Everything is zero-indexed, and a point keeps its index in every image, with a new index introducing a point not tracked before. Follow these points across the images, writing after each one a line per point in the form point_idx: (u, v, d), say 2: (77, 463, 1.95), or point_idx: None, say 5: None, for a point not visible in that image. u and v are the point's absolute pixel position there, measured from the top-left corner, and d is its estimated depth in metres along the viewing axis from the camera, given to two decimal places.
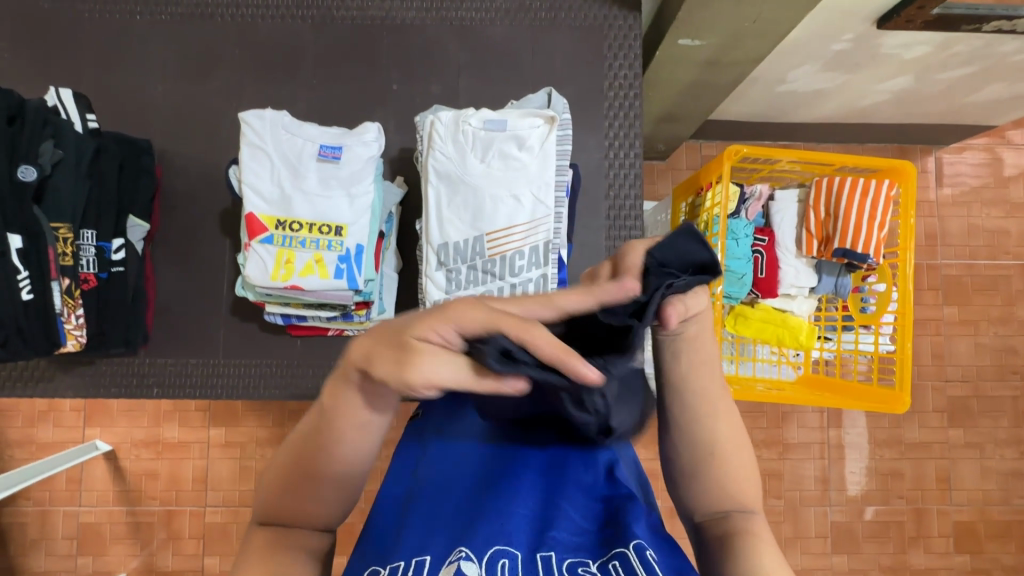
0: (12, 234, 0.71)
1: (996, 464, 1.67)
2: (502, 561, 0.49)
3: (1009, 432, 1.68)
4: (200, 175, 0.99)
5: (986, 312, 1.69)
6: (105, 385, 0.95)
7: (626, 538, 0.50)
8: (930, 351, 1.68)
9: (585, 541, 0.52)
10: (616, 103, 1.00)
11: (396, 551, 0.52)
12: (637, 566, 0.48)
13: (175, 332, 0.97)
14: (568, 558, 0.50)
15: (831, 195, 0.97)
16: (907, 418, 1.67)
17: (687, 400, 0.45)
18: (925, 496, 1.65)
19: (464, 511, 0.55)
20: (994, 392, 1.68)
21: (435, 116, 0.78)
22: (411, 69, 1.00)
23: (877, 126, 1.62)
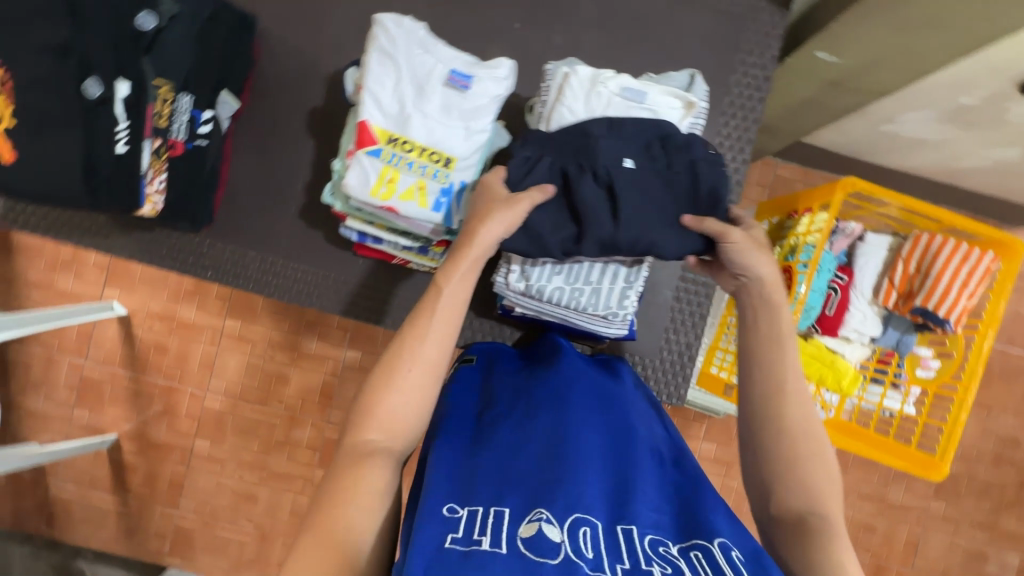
0: (121, 81, 0.69)
1: (965, 542, 1.70)
2: (583, 530, 0.50)
3: (987, 516, 1.71)
4: (295, 67, 0.94)
5: (1004, 399, 1.69)
6: (160, 255, 0.94)
7: (709, 534, 0.51)
8: None
9: (661, 522, 0.54)
10: (736, 105, 0.95)
11: (475, 496, 0.54)
12: (721, 563, 0.48)
13: (240, 221, 0.95)
14: (648, 534, 0.51)
15: (927, 253, 0.94)
16: (896, 480, 1.69)
17: (775, 399, 0.59)
18: (889, 554, 1.69)
19: (539, 467, 0.58)
20: (986, 476, 1.70)
21: (571, 70, 0.74)
22: (537, 8, 0.94)
23: (961, 189, 1.57)
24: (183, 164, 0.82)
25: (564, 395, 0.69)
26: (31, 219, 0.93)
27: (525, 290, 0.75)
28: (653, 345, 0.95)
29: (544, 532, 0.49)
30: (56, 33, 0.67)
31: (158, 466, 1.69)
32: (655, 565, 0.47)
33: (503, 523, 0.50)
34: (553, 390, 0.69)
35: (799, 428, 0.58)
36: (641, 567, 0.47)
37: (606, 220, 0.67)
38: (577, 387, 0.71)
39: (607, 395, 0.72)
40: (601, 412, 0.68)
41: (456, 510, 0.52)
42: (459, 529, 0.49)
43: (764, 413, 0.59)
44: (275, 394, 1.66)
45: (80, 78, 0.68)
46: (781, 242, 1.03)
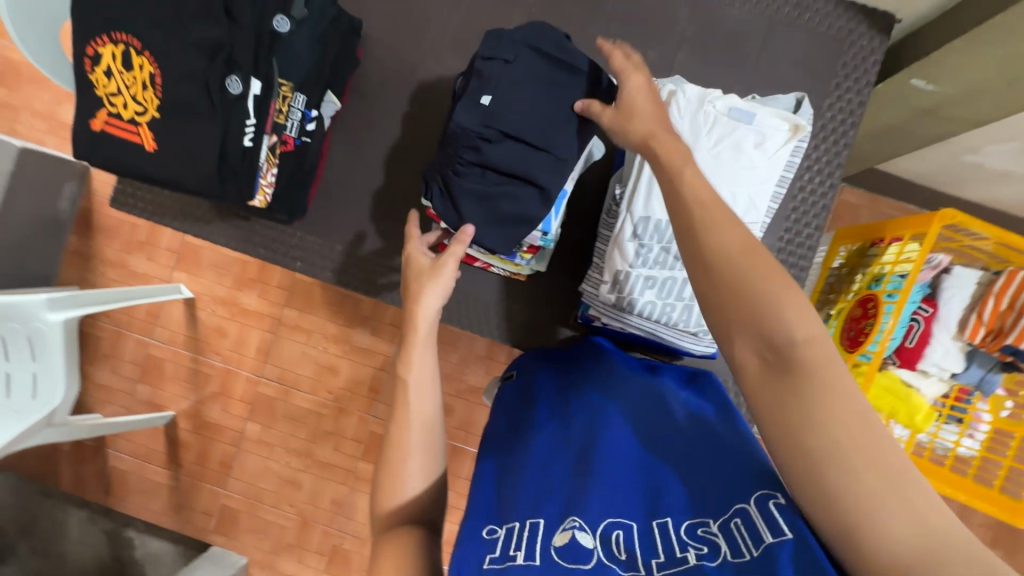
0: (255, 79, 0.73)
1: None
2: (616, 533, 0.52)
3: None
4: (393, 70, 0.98)
5: None
6: (253, 244, 0.99)
7: (745, 497, 0.52)
8: None
9: (698, 497, 0.54)
10: (827, 129, 0.95)
11: (512, 513, 0.57)
12: (757, 523, 0.49)
13: (330, 215, 0.99)
14: (685, 517, 0.53)
15: (1020, 290, 0.92)
16: None
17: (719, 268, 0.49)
18: None
19: (572, 469, 0.59)
20: None
21: (678, 86, 0.74)
22: (631, 24, 0.96)
23: None
24: (291, 159, 0.86)
25: (591, 386, 0.70)
26: (136, 202, 1.00)
27: (615, 301, 0.77)
28: (722, 365, 0.96)
29: (576, 539, 0.51)
30: (209, 32, 0.70)
31: (209, 449, 1.62)
32: (691, 549, 0.49)
33: (538, 536, 0.53)
34: (583, 389, 0.70)
35: (758, 282, 0.47)
36: (676, 556, 0.49)
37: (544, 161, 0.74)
38: (606, 377, 0.71)
39: (637, 374, 0.72)
40: (630, 391, 0.68)
41: (495, 530, 0.56)
42: (496, 548, 0.53)
43: (710, 278, 0.49)
44: (326, 384, 1.59)
45: (225, 75, 0.72)
46: (863, 270, 1.03)
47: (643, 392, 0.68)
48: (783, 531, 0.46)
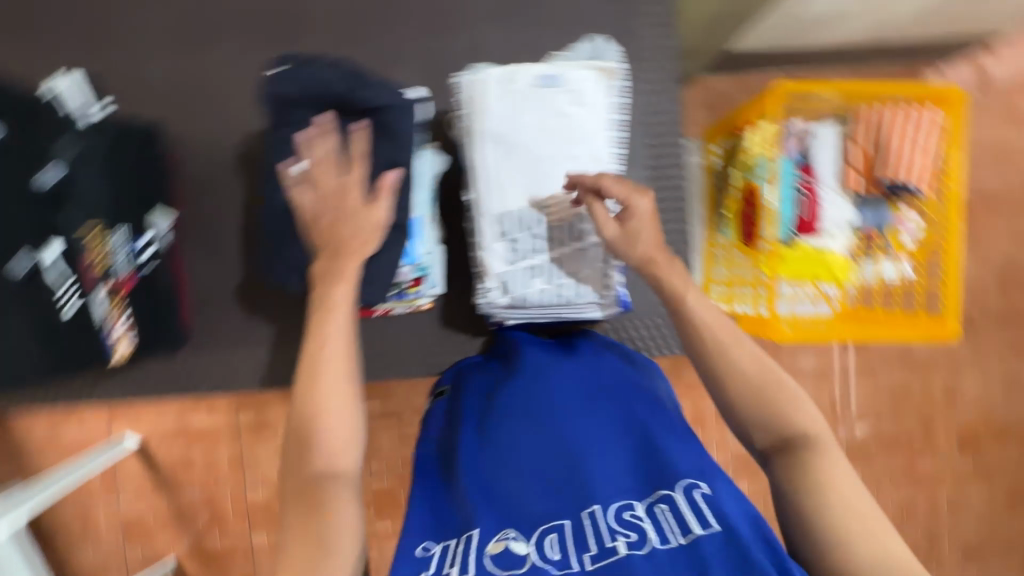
0: (46, 246, 0.83)
1: None
2: (551, 535, 0.56)
3: None
4: (211, 156, 0.90)
5: None
6: (147, 386, 0.91)
7: (674, 484, 0.58)
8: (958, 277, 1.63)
9: (630, 484, 0.60)
10: (654, 46, 0.94)
11: (449, 528, 0.61)
12: (685, 512, 0.55)
13: (214, 326, 0.92)
14: (615, 502, 0.58)
15: (873, 128, 0.97)
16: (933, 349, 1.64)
17: (729, 357, 0.65)
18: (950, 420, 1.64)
19: (508, 477, 0.62)
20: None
21: (479, 75, 0.71)
22: (429, 17, 0.91)
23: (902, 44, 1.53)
24: (143, 292, 0.88)
25: (523, 380, 0.71)
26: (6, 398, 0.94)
27: (511, 303, 0.75)
28: (640, 311, 0.93)
29: (511, 548, 0.55)
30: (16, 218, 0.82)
31: None
32: (620, 534, 0.54)
33: (473, 548, 0.56)
34: (509, 390, 0.71)
35: (757, 373, 0.64)
36: (606, 546, 0.53)
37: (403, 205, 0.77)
38: (528, 372, 0.72)
39: (562, 358, 0.75)
40: (560, 379, 0.71)
41: (429, 548, 0.59)
42: (430, 563, 0.56)
43: (724, 363, 0.65)
44: None
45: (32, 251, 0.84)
46: (736, 164, 1.05)
47: (566, 382, 0.70)
48: (712, 523, 0.53)
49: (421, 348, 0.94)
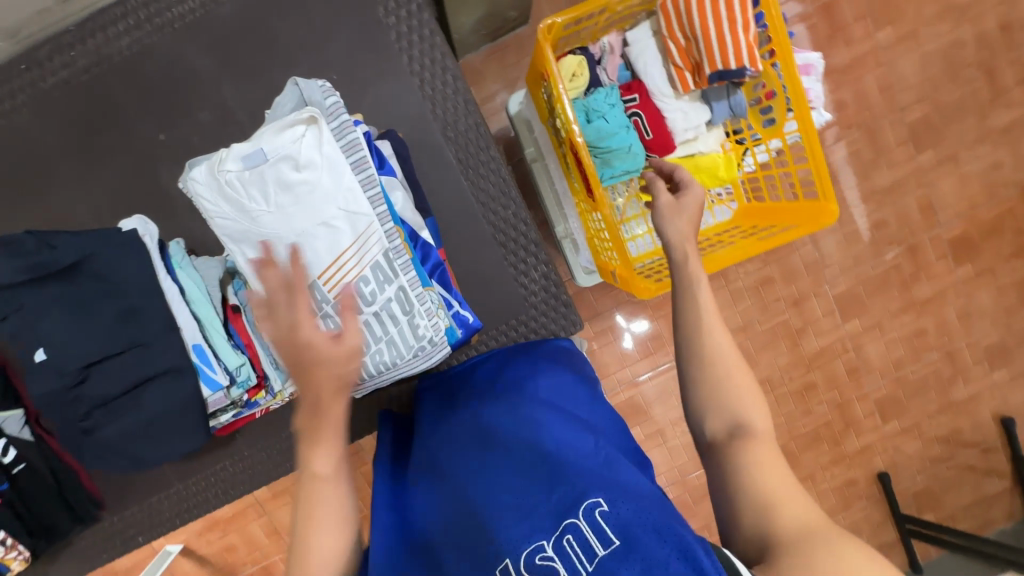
0: None
1: (1006, 177, 1.48)
2: None
3: (1008, 131, 1.46)
4: None
5: (951, 12, 1.40)
6: (92, 555, 0.95)
7: (574, 508, 0.54)
8: (900, 89, 1.42)
9: (536, 519, 0.55)
10: (402, 34, 0.82)
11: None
12: (588, 537, 0.51)
13: (123, 483, 0.94)
14: (523, 547, 0.53)
15: (681, 15, 0.81)
16: (902, 179, 1.45)
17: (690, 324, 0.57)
18: (936, 246, 1.49)
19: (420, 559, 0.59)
20: (986, 100, 1.44)
21: (190, 179, 0.64)
22: (162, 106, 0.83)
23: None
24: (21, 487, 0.84)
25: (427, 447, 0.69)
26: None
27: (340, 387, 0.72)
28: (516, 304, 0.90)
29: None
30: None
31: None
32: None
33: None
34: (428, 450, 0.68)
35: (721, 345, 0.55)
36: None
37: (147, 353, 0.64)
38: (456, 418, 0.70)
39: (459, 408, 0.72)
40: (458, 432, 0.67)
41: None
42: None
43: (694, 324, 0.56)
44: None
45: None
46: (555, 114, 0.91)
47: (485, 423, 0.67)
48: (613, 540, 0.50)
49: None
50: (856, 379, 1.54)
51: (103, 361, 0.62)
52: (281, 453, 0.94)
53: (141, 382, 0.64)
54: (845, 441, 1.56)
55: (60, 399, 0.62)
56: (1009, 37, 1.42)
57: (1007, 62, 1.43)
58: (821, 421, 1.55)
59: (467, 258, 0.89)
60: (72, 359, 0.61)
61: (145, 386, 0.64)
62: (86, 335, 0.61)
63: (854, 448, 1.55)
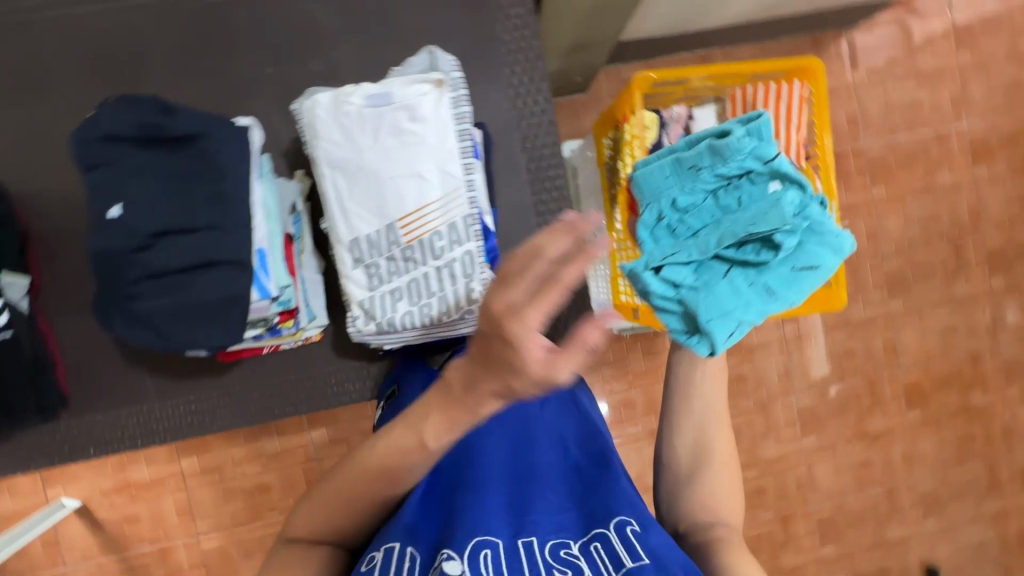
0: None
1: (961, 343, 1.66)
2: (485, 552, 0.50)
3: (967, 304, 1.66)
4: (66, 222, 0.88)
5: (935, 192, 1.63)
6: (31, 457, 0.89)
7: (607, 519, 0.55)
8: (886, 241, 1.61)
9: (565, 523, 0.56)
10: (512, 50, 0.93)
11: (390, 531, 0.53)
12: (618, 548, 0.52)
13: (96, 387, 0.89)
14: (550, 541, 0.54)
15: (746, 106, 0.95)
16: (874, 316, 1.61)
17: (686, 410, 0.66)
18: (894, 385, 1.63)
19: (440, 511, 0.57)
20: (954, 271, 1.64)
21: (312, 100, 0.70)
22: (278, 46, 0.90)
23: (793, 19, 1.44)
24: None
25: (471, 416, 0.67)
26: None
27: (377, 330, 0.73)
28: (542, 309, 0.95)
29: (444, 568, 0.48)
30: None
31: None
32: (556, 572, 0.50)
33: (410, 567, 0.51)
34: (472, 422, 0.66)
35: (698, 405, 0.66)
36: None
37: (216, 240, 0.65)
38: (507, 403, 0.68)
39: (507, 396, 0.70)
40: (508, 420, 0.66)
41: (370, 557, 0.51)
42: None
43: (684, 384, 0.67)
44: (267, 501, 1.58)
45: None
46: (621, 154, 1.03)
47: (516, 414, 0.66)
48: (642, 557, 0.50)
49: (316, 383, 0.92)
50: (803, 494, 1.60)
51: (174, 233, 0.64)
52: (269, 399, 0.92)
53: (202, 265, 0.65)
54: (786, 555, 1.59)
55: (120, 258, 0.63)
56: (974, 224, 1.66)
57: (971, 245, 1.66)
58: (767, 528, 1.58)
59: (511, 254, 0.94)
60: (147, 225, 0.62)
61: (202, 271, 0.65)
62: (169, 204, 0.63)
63: (792, 563, 1.58)
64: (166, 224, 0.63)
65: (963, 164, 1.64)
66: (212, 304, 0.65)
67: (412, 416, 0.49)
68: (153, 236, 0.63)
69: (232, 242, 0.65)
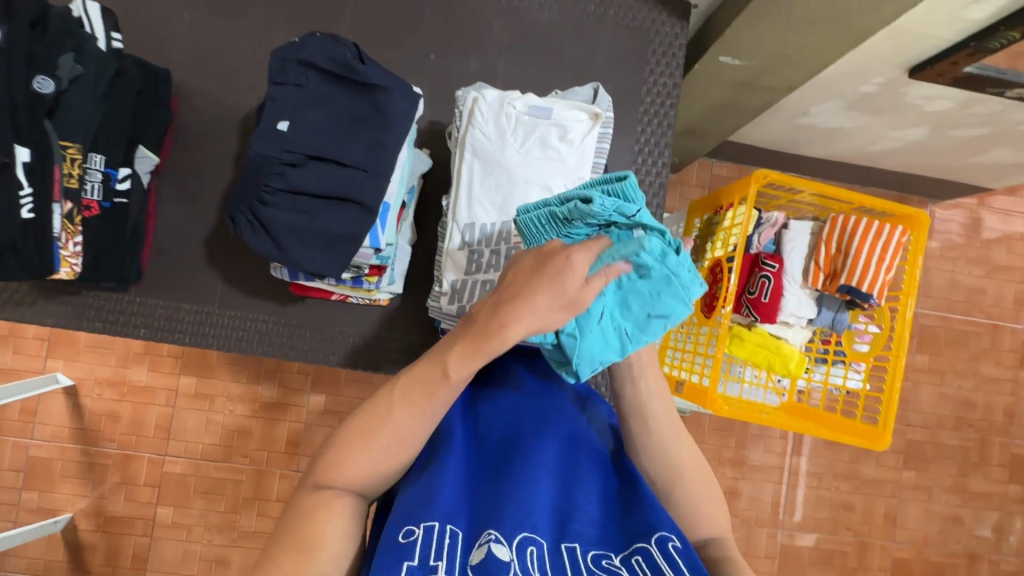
0: (21, 147, 0.70)
1: (968, 541, 1.58)
2: (530, 549, 0.51)
3: (986, 505, 1.59)
4: (207, 122, 0.94)
5: (982, 382, 1.60)
6: (86, 318, 0.92)
7: (648, 534, 0.54)
8: (923, 410, 1.58)
9: (604, 535, 0.56)
10: (649, 113, 1.00)
11: (432, 508, 0.53)
12: (660, 562, 0.51)
13: (171, 274, 0.93)
14: (591, 549, 0.53)
15: (844, 234, 1.00)
16: (889, 480, 1.57)
17: (641, 424, 0.64)
18: (890, 558, 1.56)
19: (482, 498, 0.58)
20: (982, 465, 1.59)
21: (479, 93, 0.76)
22: (447, 39, 0.97)
23: (893, 175, 1.48)
24: (100, 223, 0.82)
25: (508, 414, 0.66)
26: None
27: (457, 312, 0.77)
28: None
29: (493, 552, 0.49)
30: None
31: (118, 545, 1.43)
32: None
33: (457, 546, 0.51)
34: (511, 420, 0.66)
35: (650, 406, 0.65)
36: None
37: (356, 178, 0.70)
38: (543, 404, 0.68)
39: (545, 399, 0.68)
40: (550, 424, 0.65)
41: (411, 531, 0.51)
42: (414, 555, 0.48)
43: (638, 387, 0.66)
44: (239, 448, 1.45)
45: None
46: (712, 238, 1.09)
47: (562, 421, 0.66)
48: None
49: (364, 343, 0.93)
50: None
51: (324, 160, 0.70)
52: (315, 342, 0.93)
53: (338, 199, 0.70)
54: None
55: (269, 166, 0.68)
56: (1010, 426, 1.61)
57: (1000, 443, 1.60)
58: None
59: None
60: (303, 147, 0.69)
61: (336, 203, 0.70)
62: (334, 137, 0.70)
63: None
64: (325, 153, 0.70)
65: (1015, 367, 1.61)
66: (329, 234, 0.70)
67: (450, 345, 0.54)
68: (306, 159, 0.69)
69: (367, 184, 0.70)
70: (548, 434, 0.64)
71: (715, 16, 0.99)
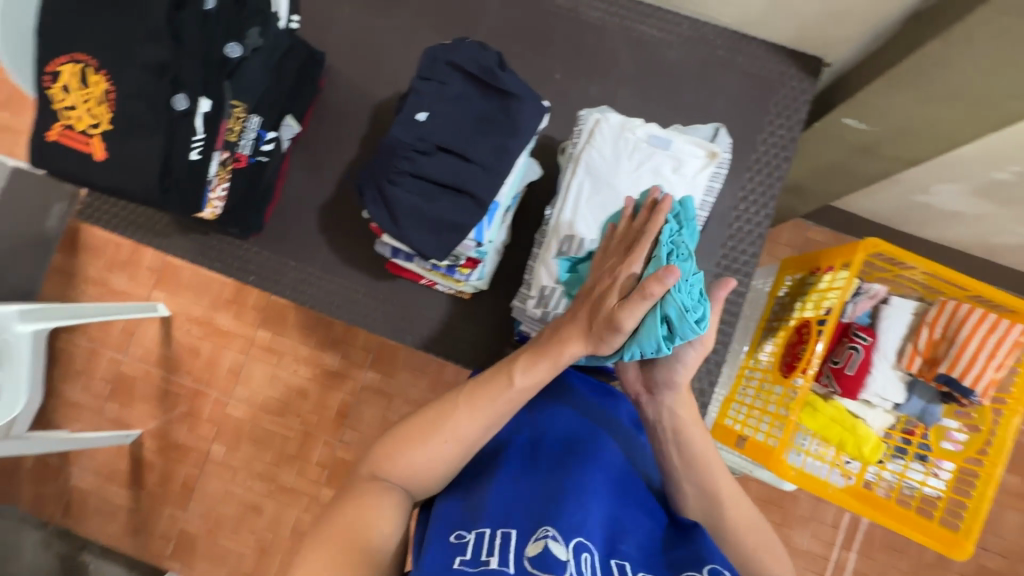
0: (204, 98, 0.79)
1: None
2: (585, 555, 0.52)
3: None
4: (345, 104, 1.04)
5: None
6: (209, 258, 1.04)
7: (699, 564, 0.54)
8: (1003, 536, 1.41)
9: (652, 560, 0.56)
10: (760, 162, 0.99)
11: (482, 517, 0.56)
12: None
13: (285, 233, 1.03)
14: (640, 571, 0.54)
15: (953, 321, 0.94)
16: None
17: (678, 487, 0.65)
18: None
19: (538, 494, 0.59)
20: None
21: (602, 116, 0.80)
22: (574, 62, 1.02)
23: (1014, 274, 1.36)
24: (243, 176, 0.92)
25: (559, 430, 0.67)
26: (107, 217, 1.06)
27: (540, 317, 0.79)
28: None
29: (551, 549, 0.51)
30: (157, 54, 0.78)
31: (174, 469, 1.56)
32: None
33: (511, 543, 0.53)
34: (561, 435, 0.67)
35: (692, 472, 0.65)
36: None
37: (476, 173, 0.75)
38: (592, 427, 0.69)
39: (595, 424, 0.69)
40: (599, 447, 0.66)
41: (462, 535, 0.55)
42: (466, 552, 0.53)
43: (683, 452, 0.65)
44: (294, 407, 1.54)
45: (172, 93, 0.78)
46: (803, 298, 1.05)
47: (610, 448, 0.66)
48: None
49: (439, 330, 0.98)
50: None
51: (450, 152, 0.75)
52: (395, 319, 0.99)
53: (455, 188, 0.75)
54: None
55: (400, 151, 0.75)
56: None
57: None
58: None
59: None
60: (433, 138, 0.75)
61: (453, 192, 0.75)
62: (465, 133, 0.75)
63: None
64: (453, 145, 0.75)
65: None
66: (440, 220, 0.75)
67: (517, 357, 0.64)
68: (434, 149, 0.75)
69: (484, 180, 0.75)
70: (601, 454, 0.65)
71: (848, 78, 0.97)
